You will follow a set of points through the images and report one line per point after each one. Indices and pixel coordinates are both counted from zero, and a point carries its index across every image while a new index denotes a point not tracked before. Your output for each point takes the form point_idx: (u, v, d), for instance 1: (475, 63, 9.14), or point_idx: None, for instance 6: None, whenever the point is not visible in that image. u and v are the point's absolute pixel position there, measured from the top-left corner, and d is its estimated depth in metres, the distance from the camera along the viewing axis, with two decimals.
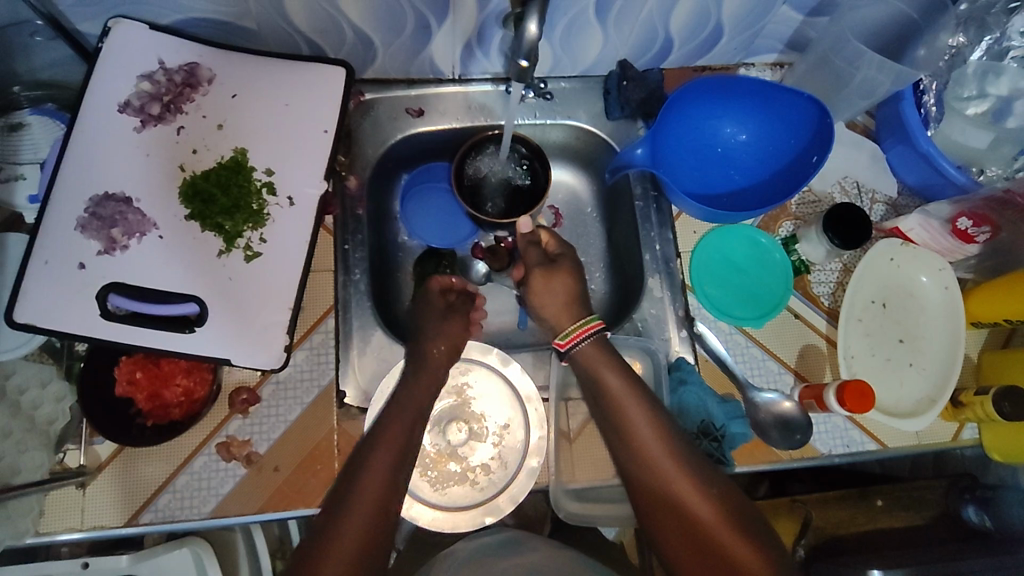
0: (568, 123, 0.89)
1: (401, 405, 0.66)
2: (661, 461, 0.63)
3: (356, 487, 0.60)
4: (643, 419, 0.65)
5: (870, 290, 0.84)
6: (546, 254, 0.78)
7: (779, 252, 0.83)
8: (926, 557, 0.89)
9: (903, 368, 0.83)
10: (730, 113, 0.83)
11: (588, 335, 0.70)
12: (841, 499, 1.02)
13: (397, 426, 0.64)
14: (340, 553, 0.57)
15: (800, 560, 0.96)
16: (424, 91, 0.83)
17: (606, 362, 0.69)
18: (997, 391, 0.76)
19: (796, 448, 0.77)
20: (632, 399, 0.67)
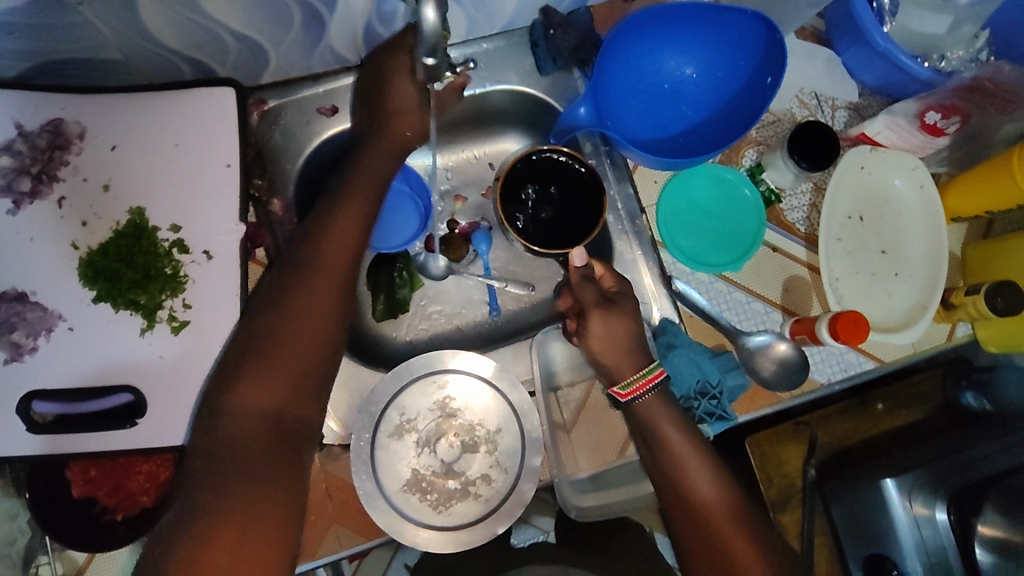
0: (499, 88, 0.82)
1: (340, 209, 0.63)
2: (726, 531, 0.61)
3: (294, 306, 0.57)
4: (707, 477, 0.64)
5: (845, 204, 0.80)
6: (602, 292, 0.69)
7: (747, 187, 0.79)
8: (938, 453, 0.89)
9: (890, 280, 0.80)
10: (671, 46, 0.76)
11: (650, 386, 0.66)
12: (844, 411, 0.99)
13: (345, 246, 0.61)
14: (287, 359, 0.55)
15: (812, 479, 0.96)
16: (333, 86, 0.75)
17: (664, 409, 0.66)
18: (989, 287, 0.74)
19: (797, 387, 0.75)
20: (661, 411, 0.66)
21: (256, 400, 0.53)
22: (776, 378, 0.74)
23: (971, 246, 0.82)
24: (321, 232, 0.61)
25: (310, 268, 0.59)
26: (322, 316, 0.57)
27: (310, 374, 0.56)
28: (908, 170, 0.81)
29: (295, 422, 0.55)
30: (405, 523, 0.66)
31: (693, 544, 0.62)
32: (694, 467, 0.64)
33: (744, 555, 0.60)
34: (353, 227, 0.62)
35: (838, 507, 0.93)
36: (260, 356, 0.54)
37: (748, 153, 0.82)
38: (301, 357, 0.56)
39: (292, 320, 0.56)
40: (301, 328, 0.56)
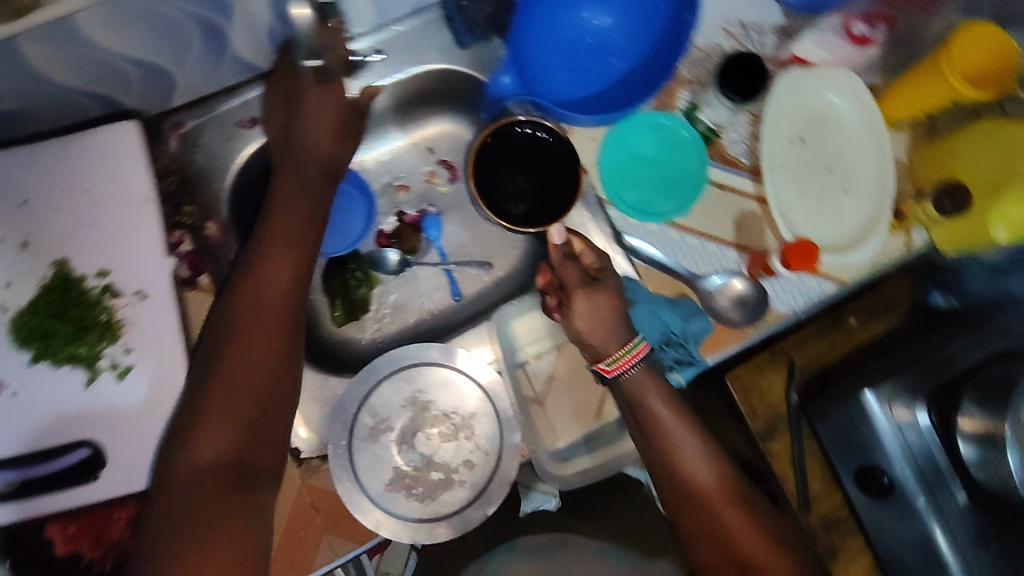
0: (421, 70, 0.80)
1: (272, 248, 0.62)
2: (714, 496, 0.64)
3: (234, 358, 0.56)
4: (690, 443, 0.66)
5: (786, 128, 0.79)
6: (584, 271, 0.70)
7: (684, 128, 0.78)
8: (916, 351, 0.90)
9: (840, 198, 0.79)
10: None
11: (635, 360, 0.66)
12: (818, 332, 1.00)
13: (281, 289, 0.61)
14: (231, 410, 0.55)
15: (796, 403, 0.98)
16: (249, 96, 0.73)
17: (652, 383, 0.67)
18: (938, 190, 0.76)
19: (759, 319, 0.76)
20: (653, 386, 0.66)
21: (210, 447, 0.54)
22: (737, 315, 0.75)
23: (916, 153, 0.81)
24: (254, 273, 0.60)
25: (249, 309, 0.58)
26: (268, 355, 0.58)
27: (262, 414, 0.56)
28: (846, 82, 0.79)
29: (255, 466, 0.56)
30: (390, 523, 0.67)
31: (687, 509, 0.64)
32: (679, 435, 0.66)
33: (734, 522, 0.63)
34: (291, 262, 0.62)
35: (822, 427, 0.95)
36: (206, 405, 0.55)
37: (681, 95, 0.79)
38: (248, 397, 0.56)
39: (238, 364, 0.56)
40: (246, 373, 0.56)
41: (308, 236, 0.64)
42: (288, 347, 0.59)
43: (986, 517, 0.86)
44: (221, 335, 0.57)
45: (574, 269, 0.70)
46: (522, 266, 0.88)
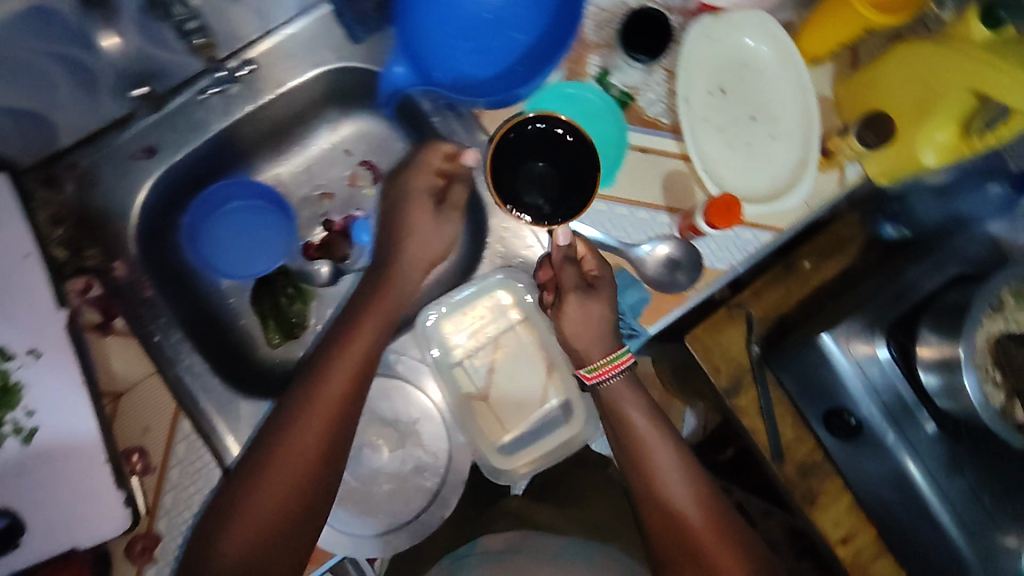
0: (320, 72, 0.76)
1: (344, 356, 0.64)
2: (695, 524, 0.67)
3: (276, 461, 0.60)
4: (672, 468, 0.69)
5: (703, 80, 0.76)
6: (582, 277, 0.68)
7: (591, 92, 0.74)
8: (877, 286, 0.88)
9: (767, 144, 0.76)
10: None
11: (617, 370, 0.68)
12: (772, 280, 0.99)
13: (331, 394, 0.62)
14: (263, 508, 0.58)
15: (758, 355, 0.96)
16: (141, 127, 0.71)
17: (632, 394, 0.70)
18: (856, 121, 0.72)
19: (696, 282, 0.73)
20: (632, 396, 0.71)
21: (236, 540, 0.57)
22: (675, 280, 0.73)
23: (840, 87, 0.77)
24: (321, 372, 0.63)
25: (297, 406, 0.62)
26: (308, 456, 0.60)
27: (292, 518, 0.59)
28: (760, 22, 0.76)
29: (272, 569, 0.58)
30: (338, 538, 0.66)
31: (669, 534, 0.66)
32: (660, 457, 0.69)
33: (707, 543, 0.65)
34: (361, 360, 0.65)
35: (787, 376, 0.94)
36: (245, 501, 0.58)
37: (590, 60, 0.76)
38: (282, 499, 0.59)
39: (280, 469, 0.59)
40: (286, 479, 0.59)
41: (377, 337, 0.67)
42: (334, 445, 0.61)
43: (956, 443, 0.87)
44: (272, 439, 0.61)
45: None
46: (458, 268, 0.80)
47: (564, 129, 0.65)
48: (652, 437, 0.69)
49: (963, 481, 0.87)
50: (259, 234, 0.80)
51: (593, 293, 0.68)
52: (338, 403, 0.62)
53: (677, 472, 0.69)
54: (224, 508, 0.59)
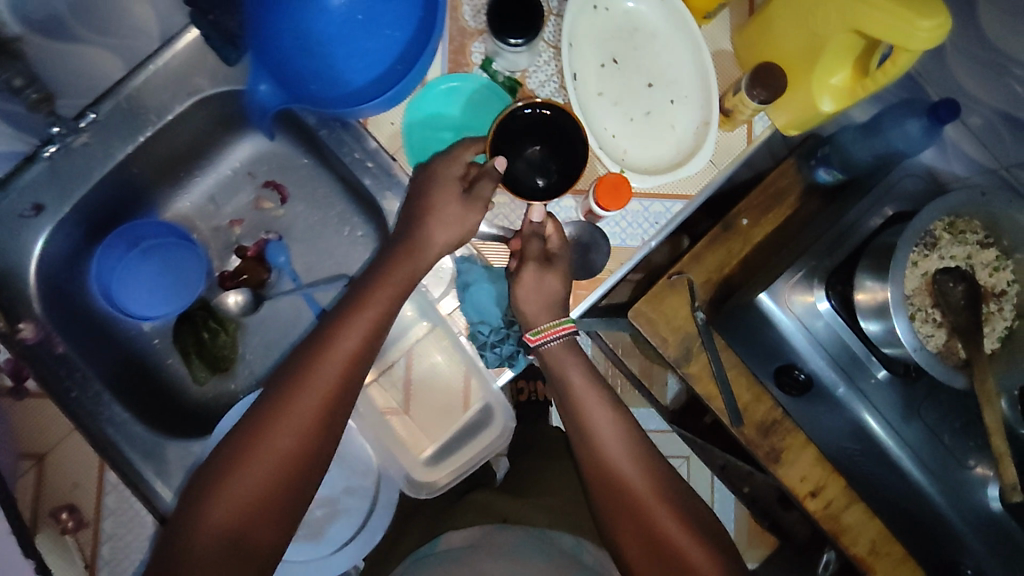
0: (196, 99, 0.73)
1: (353, 326, 0.64)
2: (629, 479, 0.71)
3: (272, 430, 0.59)
4: (608, 421, 0.74)
5: (594, 52, 0.73)
6: (544, 252, 0.68)
7: (453, 81, 0.72)
8: (816, 237, 0.85)
9: (667, 110, 0.73)
10: None
11: (559, 336, 0.66)
12: (711, 242, 0.96)
13: (334, 367, 0.62)
14: (257, 477, 0.58)
15: (702, 322, 0.94)
16: (21, 184, 0.69)
17: (572, 358, 0.76)
18: (748, 79, 0.67)
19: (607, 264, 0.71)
20: (572, 358, 0.76)
21: (227, 505, 0.57)
22: (586, 262, 0.71)
23: (737, 39, 0.73)
24: (326, 345, 0.62)
25: (299, 377, 0.61)
26: (305, 428, 0.60)
27: (283, 489, 0.59)
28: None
29: (255, 539, 0.57)
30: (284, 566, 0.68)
31: (605, 488, 0.71)
32: (600, 419, 0.74)
33: (636, 485, 0.71)
34: (365, 335, 0.64)
35: (735, 337, 0.92)
36: (242, 466, 0.58)
37: (474, 49, 0.72)
38: (275, 469, 0.58)
39: (277, 440, 0.59)
40: (283, 450, 0.59)
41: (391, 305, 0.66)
42: (331, 422, 0.61)
43: (910, 386, 0.85)
44: (272, 408, 0.60)
45: (401, 270, 0.66)
46: None
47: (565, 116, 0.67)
48: (591, 398, 0.75)
49: (920, 423, 0.85)
50: (168, 265, 0.81)
51: (552, 265, 0.67)
52: (340, 376, 0.62)
53: (616, 432, 0.74)
54: (217, 474, 0.58)
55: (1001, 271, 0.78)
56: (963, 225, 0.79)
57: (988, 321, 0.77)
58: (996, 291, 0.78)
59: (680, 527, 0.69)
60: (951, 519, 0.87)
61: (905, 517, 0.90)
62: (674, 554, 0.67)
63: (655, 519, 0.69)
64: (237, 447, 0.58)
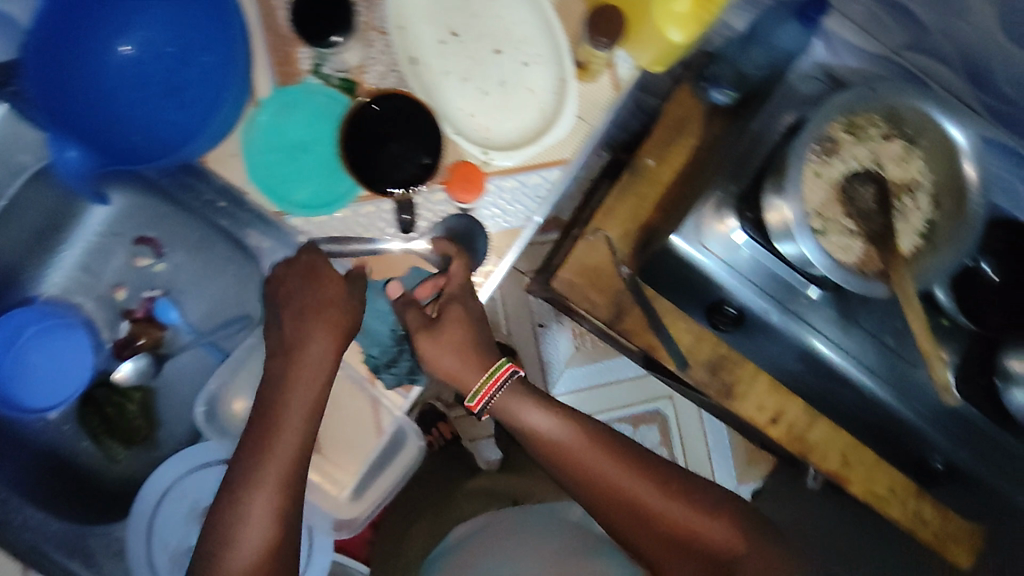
0: (26, 176, 0.71)
1: (296, 401, 0.58)
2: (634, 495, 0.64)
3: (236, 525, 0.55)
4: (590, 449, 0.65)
5: (430, 30, 0.66)
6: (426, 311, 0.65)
7: (262, 113, 0.65)
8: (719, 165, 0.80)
9: (522, 74, 0.67)
10: (131, 28, 0.66)
11: (498, 386, 0.66)
12: (620, 190, 0.92)
13: (286, 446, 0.57)
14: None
15: (628, 276, 0.91)
16: None
17: (525, 399, 0.66)
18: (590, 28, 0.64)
19: (491, 251, 0.67)
20: (523, 398, 0.66)
21: None
22: (467, 255, 0.66)
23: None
24: (271, 424, 0.58)
25: (252, 466, 0.56)
26: (270, 518, 0.56)
27: (277, 544, 0.56)
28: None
29: None
30: None
31: (613, 512, 0.65)
32: (579, 451, 0.65)
33: (651, 499, 0.64)
34: (309, 406, 0.58)
35: (662, 283, 0.88)
36: (230, 524, 0.55)
37: (302, 55, 0.66)
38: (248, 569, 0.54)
39: (253, 518, 0.55)
40: (255, 543, 0.55)
41: (327, 365, 0.59)
42: (294, 499, 0.57)
43: (842, 297, 0.81)
44: (249, 459, 0.57)
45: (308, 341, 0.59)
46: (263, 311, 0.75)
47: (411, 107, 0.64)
48: (562, 432, 0.65)
49: (860, 331, 0.81)
50: (57, 356, 0.76)
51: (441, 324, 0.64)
52: (291, 456, 0.57)
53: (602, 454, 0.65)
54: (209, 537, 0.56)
55: (911, 162, 0.73)
56: (862, 122, 0.73)
57: (905, 217, 0.72)
58: (911, 183, 0.73)
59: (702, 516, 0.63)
60: (908, 418, 0.84)
61: (867, 423, 0.88)
62: (717, 551, 0.62)
63: (687, 523, 0.63)
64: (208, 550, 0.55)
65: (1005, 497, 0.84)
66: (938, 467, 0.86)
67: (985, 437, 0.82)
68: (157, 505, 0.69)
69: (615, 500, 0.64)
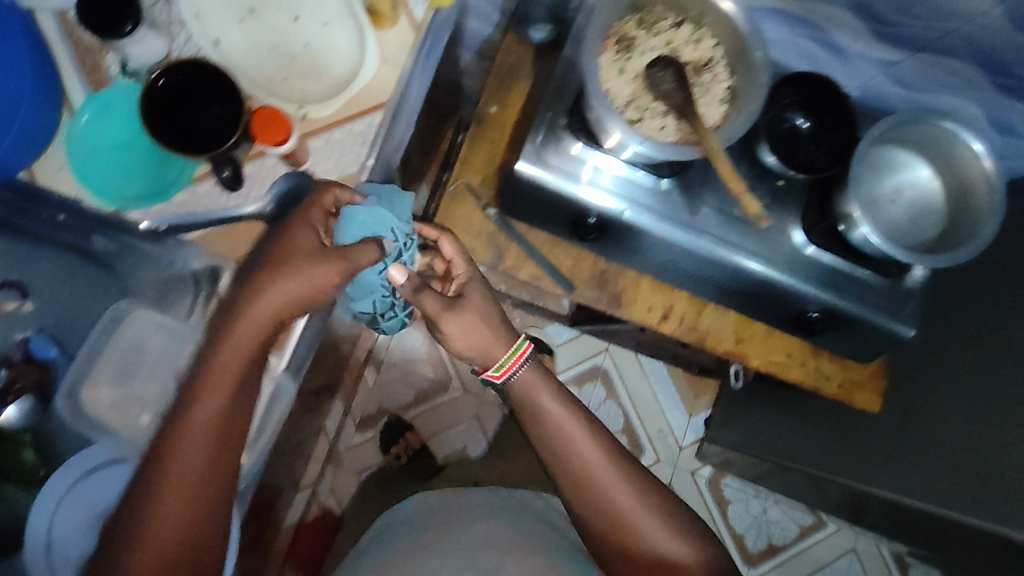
0: None
1: (218, 381, 0.65)
2: (602, 481, 0.84)
3: (163, 489, 0.64)
4: (619, 490, 0.84)
5: (226, 10, 0.69)
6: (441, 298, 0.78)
7: (82, 116, 0.68)
8: (547, 90, 0.86)
9: (324, 33, 0.71)
10: None
11: (519, 362, 0.85)
12: (473, 142, 0.97)
13: (206, 421, 0.65)
14: (158, 537, 0.63)
15: (496, 217, 0.95)
16: None
17: (540, 385, 0.86)
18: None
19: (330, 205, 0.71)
20: (541, 388, 0.86)
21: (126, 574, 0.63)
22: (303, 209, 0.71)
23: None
24: (194, 405, 0.65)
25: (176, 440, 0.64)
26: (192, 486, 0.65)
27: (199, 513, 0.65)
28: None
29: None
30: None
31: (614, 538, 0.84)
32: (574, 436, 0.85)
33: (653, 540, 0.83)
34: (230, 386, 0.66)
35: (527, 214, 0.93)
36: (142, 536, 0.63)
37: (109, 62, 0.69)
38: (173, 530, 0.64)
39: (174, 484, 0.64)
40: (179, 507, 0.64)
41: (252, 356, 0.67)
42: (216, 468, 0.66)
43: (685, 181, 0.87)
44: (174, 437, 0.64)
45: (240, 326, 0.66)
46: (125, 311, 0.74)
47: (228, 86, 0.64)
48: (566, 420, 0.85)
49: (708, 209, 0.88)
50: None
51: (462, 306, 0.80)
52: (208, 432, 0.65)
53: (618, 485, 0.84)
54: (128, 535, 0.63)
55: (703, 41, 0.79)
56: (652, 18, 0.80)
57: (707, 90, 0.79)
58: (706, 60, 0.80)
59: (673, 538, 0.83)
60: (778, 280, 0.88)
61: (744, 295, 0.93)
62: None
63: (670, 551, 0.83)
64: (132, 510, 0.64)
65: (877, 328, 0.89)
66: (815, 316, 0.90)
67: (842, 276, 0.88)
68: (53, 514, 0.70)
69: (620, 525, 0.83)
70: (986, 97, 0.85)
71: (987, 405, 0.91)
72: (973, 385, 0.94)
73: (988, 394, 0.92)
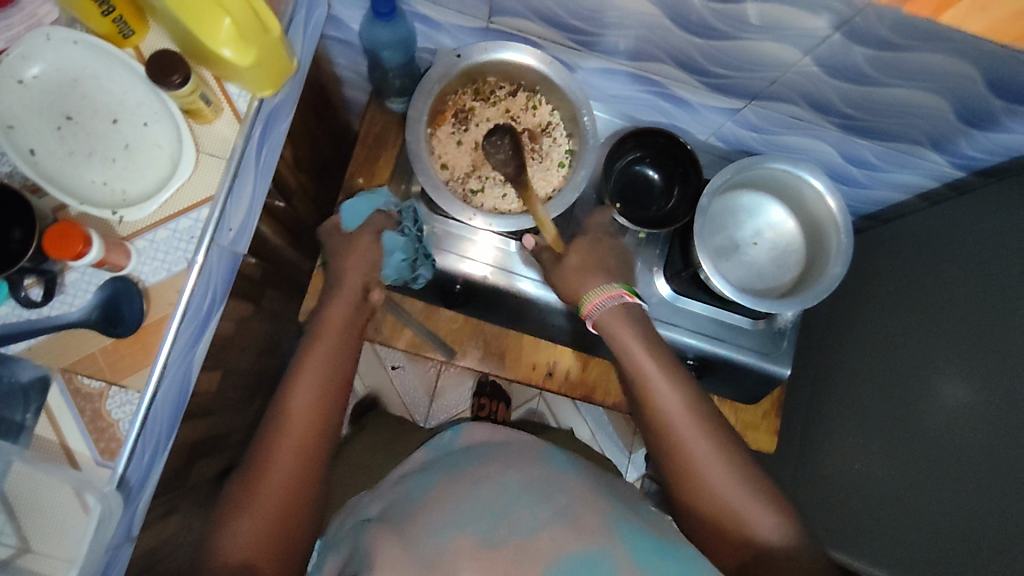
0: None
1: (321, 347, 0.71)
2: (692, 449, 0.65)
3: (273, 450, 0.64)
4: (711, 456, 0.65)
5: (39, 119, 0.68)
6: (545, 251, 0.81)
7: None
8: None
9: (145, 135, 0.72)
10: None
11: (607, 300, 0.74)
12: None
13: (317, 379, 0.68)
14: (270, 494, 0.61)
15: None
16: None
17: (622, 321, 0.74)
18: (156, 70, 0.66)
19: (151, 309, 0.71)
20: (622, 325, 0.73)
21: (228, 554, 0.59)
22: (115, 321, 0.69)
23: (163, 26, 0.70)
24: (298, 373, 0.69)
25: (281, 406, 0.67)
26: (299, 445, 0.65)
27: (305, 471, 0.64)
28: (28, 30, 0.68)
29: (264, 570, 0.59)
30: None
31: (707, 519, 0.64)
32: (657, 384, 0.70)
33: (747, 513, 0.63)
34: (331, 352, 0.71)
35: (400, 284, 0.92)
36: (253, 501, 0.61)
37: None
38: (284, 490, 0.62)
39: (285, 438, 0.64)
40: (286, 466, 0.63)
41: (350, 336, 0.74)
42: (326, 432, 0.67)
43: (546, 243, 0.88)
44: (282, 406, 0.67)
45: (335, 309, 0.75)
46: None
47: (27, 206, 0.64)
48: (648, 364, 0.71)
49: None
50: None
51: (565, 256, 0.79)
52: (316, 389, 0.68)
53: (714, 454, 0.65)
54: (240, 492, 0.62)
55: (540, 107, 0.82)
56: (487, 87, 0.81)
57: (546, 155, 0.82)
58: (545, 124, 0.82)
59: (770, 506, 0.63)
60: None
61: None
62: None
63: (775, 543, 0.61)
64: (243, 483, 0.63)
65: (750, 370, 0.91)
66: (690, 362, 0.90)
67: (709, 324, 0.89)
68: None
69: (707, 497, 0.64)
70: (830, 137, 0.86)
71: (893, 426, 0.88)
72: (883, 407, 0.91)
73: (886, 423, 0.90)
